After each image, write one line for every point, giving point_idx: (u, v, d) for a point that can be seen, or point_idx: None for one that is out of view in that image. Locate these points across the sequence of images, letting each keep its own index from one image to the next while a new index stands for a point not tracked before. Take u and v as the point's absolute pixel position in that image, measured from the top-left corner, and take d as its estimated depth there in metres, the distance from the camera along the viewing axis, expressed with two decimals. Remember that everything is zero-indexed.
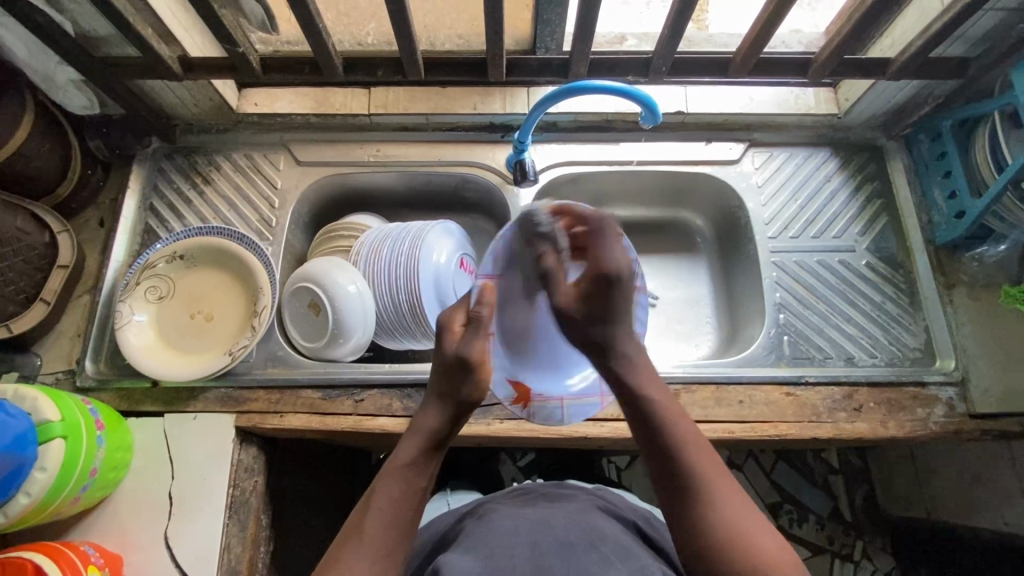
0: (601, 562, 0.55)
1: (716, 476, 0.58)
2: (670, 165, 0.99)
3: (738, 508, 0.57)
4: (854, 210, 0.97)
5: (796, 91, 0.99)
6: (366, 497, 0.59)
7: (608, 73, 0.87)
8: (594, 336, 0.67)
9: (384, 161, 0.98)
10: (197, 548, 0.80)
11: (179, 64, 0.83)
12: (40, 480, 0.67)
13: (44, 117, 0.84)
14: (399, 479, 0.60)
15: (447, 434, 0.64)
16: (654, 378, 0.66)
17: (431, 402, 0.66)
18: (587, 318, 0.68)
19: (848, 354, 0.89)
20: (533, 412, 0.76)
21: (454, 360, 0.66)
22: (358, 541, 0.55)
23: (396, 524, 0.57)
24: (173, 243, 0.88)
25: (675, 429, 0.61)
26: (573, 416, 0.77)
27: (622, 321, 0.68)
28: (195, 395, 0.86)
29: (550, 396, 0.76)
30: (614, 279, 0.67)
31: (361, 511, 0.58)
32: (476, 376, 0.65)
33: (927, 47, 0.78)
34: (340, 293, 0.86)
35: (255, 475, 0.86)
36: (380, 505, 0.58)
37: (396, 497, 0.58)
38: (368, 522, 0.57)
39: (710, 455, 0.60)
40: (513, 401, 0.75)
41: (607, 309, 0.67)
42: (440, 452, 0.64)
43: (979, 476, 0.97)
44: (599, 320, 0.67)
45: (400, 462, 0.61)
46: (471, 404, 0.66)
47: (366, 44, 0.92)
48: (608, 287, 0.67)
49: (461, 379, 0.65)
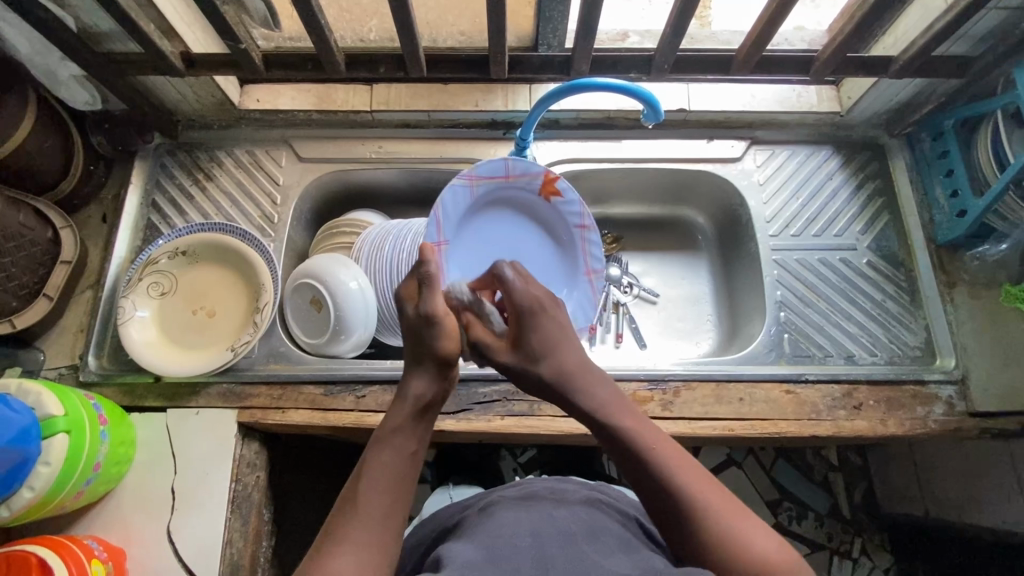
0: (604, 551, 0.56)
1: (701, 491, 0.55)
2: (673, 163, 0.99)
3: (736, 515, 0.53)
4: (856, 208, 0.97)
5: (798, 89, 0.98)
6: (358, 468, 0.58)
7: (611, 70, 0.87)
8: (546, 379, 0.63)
9: (386, 158, 0.98)
10: (199, 544, 0.80)
11: (181, 60, 0.82)
12: (44, 475, 0.67)
13: (46, 113, 0.84)
14: (389, 447, 0.59)
15: (433, 395, 0.62)
16: (621, 404, 0.61)
17: (413, 370, 0.64)
18: (527, 357, 0.63)
19: (849, 352, 0.90)
20: None
21: (418, 317, 0.64)
22: (351, 511, 0.54)
23: (389, 491, 0.56)
24: (174, 239, 0.89)
25: (658, 461, 0.56)
26: None
27: (559, 349, 0.63)
28: (197, 390, 0.86)
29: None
30: (534, 309, 0.64)
31: (351, 485, 0.56)
32: (445, 329, 0.63)
33: (929, 46, 0.78)
34: (342, 290, 0.86)
35: (258, 469, 0.88)
36: (373, 475, 0.56)
37: (387, 466, 0.57)
38: (362, 493, 0.55)
39: (688, 465, 0.56)
40: None
41: (540, 344, 0.63)
42: (429, 419, 0.62)
43: (980, 472, 0.98)
44: (532, 359, 0.63)
45: (387, 433, 0.60)
46: (452, 357, 0.64)
47: (368, 40, 0.92)
48: (536, 319, 0.64)
49: (431, 336, 0.63)
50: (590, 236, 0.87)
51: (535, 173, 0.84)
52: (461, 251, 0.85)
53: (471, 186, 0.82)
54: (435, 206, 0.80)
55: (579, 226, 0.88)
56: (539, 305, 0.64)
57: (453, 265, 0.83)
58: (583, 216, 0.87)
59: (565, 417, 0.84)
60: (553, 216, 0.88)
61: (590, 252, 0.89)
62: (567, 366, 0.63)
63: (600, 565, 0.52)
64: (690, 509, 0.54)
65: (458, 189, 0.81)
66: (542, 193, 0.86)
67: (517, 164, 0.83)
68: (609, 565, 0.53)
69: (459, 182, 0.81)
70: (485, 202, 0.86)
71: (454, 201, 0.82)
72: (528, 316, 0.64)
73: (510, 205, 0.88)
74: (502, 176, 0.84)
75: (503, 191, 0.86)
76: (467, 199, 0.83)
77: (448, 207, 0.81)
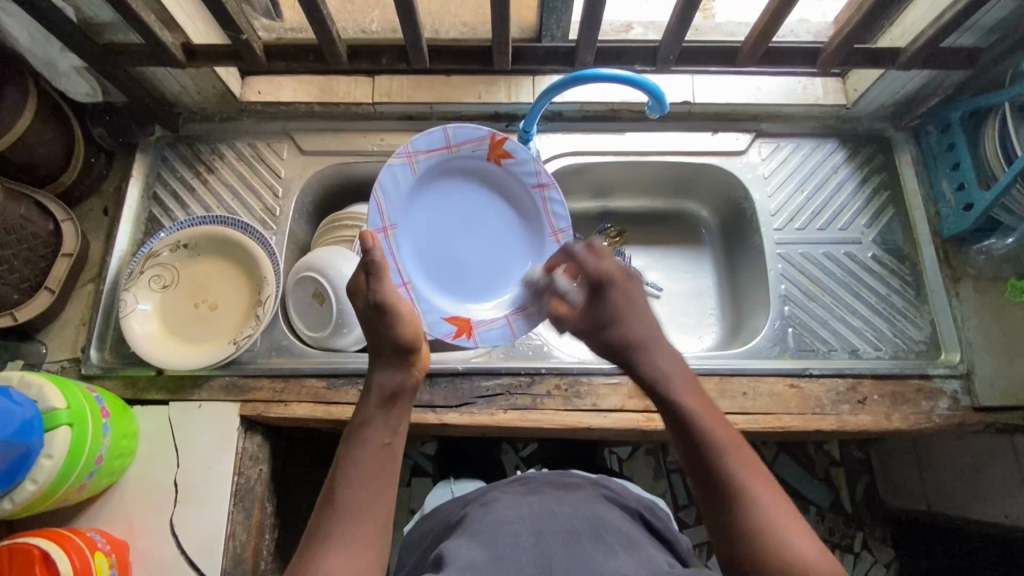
0: (607, 551, 0.55)
1: (754, 479, 0.56)
2: (677, 155, 0.98)
3: (781, 510, 0.55)
4: (861, 202, 0.96)
5: (804, 81, 0.97)
6: (334, 465, 0.59)
7: (615, 62, 0.86)
8: (612, 343, 0.68)
9: (388, 151, 0.98)
10: (202, 537, 0.81)
11: (182, 52, 0.82)
12: (47, 468, 0.67)
13: (46, 104, 0.84)
14: (360, 440, 0.60)
15: (397, 383, 0.63)
16: (692, 385, 0.64)
17: (376, 362, 0.65)
18: (596, 326, 0.69)
19: (853, 346, 0.89)
20: (480, 339, 0.83)
21: (372, 309, 0.65)
22: (329, 508, 0.55)
23: (366, 486, 0.56)
24: (176, 232, 0.88)
25: (720, 444, 0.58)
26: (522, 329, 0.84)
27: (625, 319, 0.68)
28: (199, 383, 0.86)
29: (493, 319, 0.84)
30: (605, 284, 0.69)
31: (329, 483, 0.57)
32: (398, 316, 0.64)
33: (937, 37, 0.78)
34: (344, 284, 0.86)
35: (260, 463, 0.88)
36: (347, 471, 0.57)
37: (360, 459, 0.58)
38: (339, 491, 0.56)
39: (746, 455, 0.58)
40: (456, 335, 0.82)
41: (606, 314, 0.69)
42: (400, 406, 0.63)
43: (983, 467, 0.97)
44: (601, 325, 0.69)
45: (358, 426, 0.61)
46: (409, 343, 0.65)
47: (370, 31, 0.91)
48: (604, 294, 0.69)
49: (386, 323, 0.64)
50: (551, 193, 0.85)
51: (477, 137, 0.82)
52: (416, 232, 0.83)
53: (411, 164, 0.80)
54: (374, 190, 0.78)
55: (537, 186, 0.85)
56: (612, 281, 0.69)
57: (408, 246, 0.82)
58: (539, 175, 0.85)
59: (568, 411, 0.84)
60: (508, 179, 0.86)
61: (554, 211, 0.87)
62: (633, 336, 0.68)
63: (602, 566, 0.52)
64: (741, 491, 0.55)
65: (397, 170, 0.79)
66: (491, 157, 0.84)
67: (456, 132, 0.81)
68: (612, 566, 0.52)
69: (397, 162, 0.79)
70: (433, 177, 0.84)
71: (396, 181, 0.80)
72: (598, 289, 0.70)
73: (461, 176, 0.85)
74: (443, 147, 0.82)
75: (449, 163, 0.84)
76: (410, 178, 0.81)
77: (390, 189, 0.79)
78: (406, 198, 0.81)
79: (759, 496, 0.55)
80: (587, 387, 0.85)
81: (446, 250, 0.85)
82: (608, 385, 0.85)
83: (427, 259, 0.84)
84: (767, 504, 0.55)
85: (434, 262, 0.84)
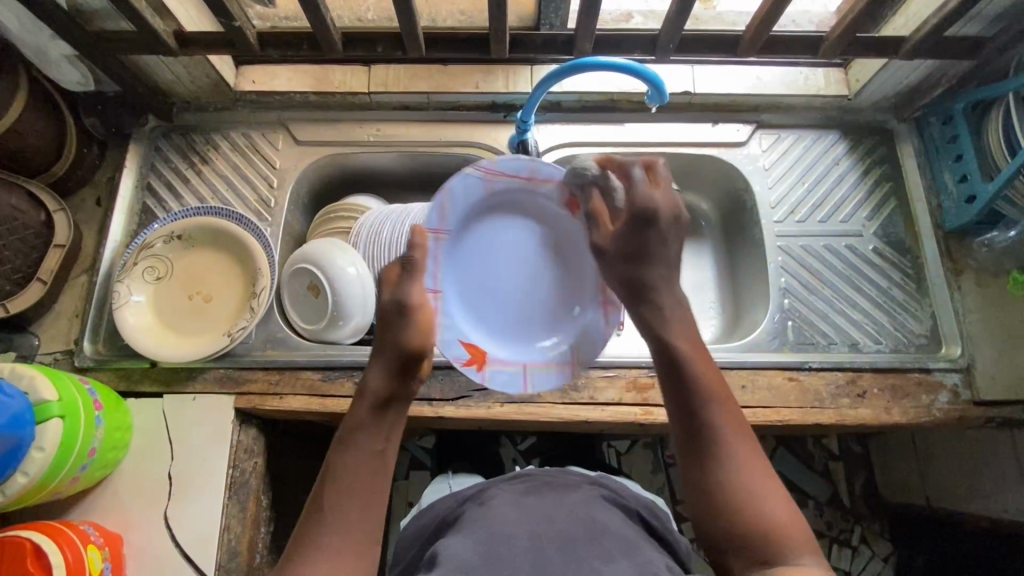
0: (604, 556, 0.54)
1: (736, 437, 0.57)
2: (677, 147, 0.97)
3: (759, 472, 0.55)
4: (862, 194, 0.95)
5: (805, 72, 0.96)
6: (323, 470, 0.58)
7: (615, 51, 0.85)
8: (629, 276, 0.67)
9: (384, 142, 0.97)
10: (195, 531, 0.80)
11: (174, 39, 0.81)
12: (38, 460, 0.66)
13: (37, 93, 0.83)
14: (350, 444, 0.58)
15: (394, 389, 0.61)
16: (689, 332, 0.63)
17: (374, 363, 0.63)
18: (624, 256, 0.68)
19: (853, 339, 0.88)
20: (488, 376, 0.77)
21: (391, 308, 0.64)
22: (316, 516, 0.54)
23: (355, 493, 0.55)
24: (169, 224, 0.88)
25: (709, 399, 0.58)
26: (532, 385, 0.78)
27: (658, 261, 0.67)
28: (194, 375, 0.86)
29: (511, 363, 0.78)
30: (649, 219, 0.66)
31: (317, 488, 0.56)
32: (413, 321, 0.63)
33: (941, 26, 0.76)
34: (340, 276, 0.85)
35: (255, 456, 0.87)
36: (337, 475, 0.56)
37: (349, 465, 0.57)
38: (327, 496, 0.55)
39: (733, 413, 0.58)
40: (466, 363, 0.76)
41: (640, 247, 0.67)
42: (395, 410, 0.61)
43: (983, 461, 0.97)
44: (635, 255, 0.67)
45: (349, 430, 0.59)
46: (416, 349, 0.62)
47: (365, 20, 0.90)
48: (644, 229, 0.66)
49: (398, 326, 0.63)
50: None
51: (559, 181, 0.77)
52: (462, 250, 0.77)
53: (487, 180, 0.75)
54: (441, 189, 0.72)
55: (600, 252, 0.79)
56: (658, 215, 0.66)
57: (450, 261, 0.76)
58: None
59: (566, 404, 0.83)
60: (573, 231, 0.79)
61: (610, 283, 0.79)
62: (651, 277, 0.66)
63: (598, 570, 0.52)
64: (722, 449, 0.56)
65: (472, 179, 0.74)
66: (565, 204, 0.78)
67: (543, 168, 0.76)
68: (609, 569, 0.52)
69: (474, 171, 0.74)
70: (499, 201, 0.78)
71: (465, 193, 0.74)
72: (640, 220, 0.66)
73: (528, 212, 0.79)
74: (524, 177, 0.76)
75: (521, 193, 0.78)
76: (479, 194, 0.75)
77: (457, 195, 0.74)
78: (467, 211, 0.76)
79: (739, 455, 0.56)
80: (585, 380, 0.84)
81: (484, 276, 0.79)
82: (606, 378, 0.84)
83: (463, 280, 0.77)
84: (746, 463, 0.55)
85: (471, 283, 0.78)
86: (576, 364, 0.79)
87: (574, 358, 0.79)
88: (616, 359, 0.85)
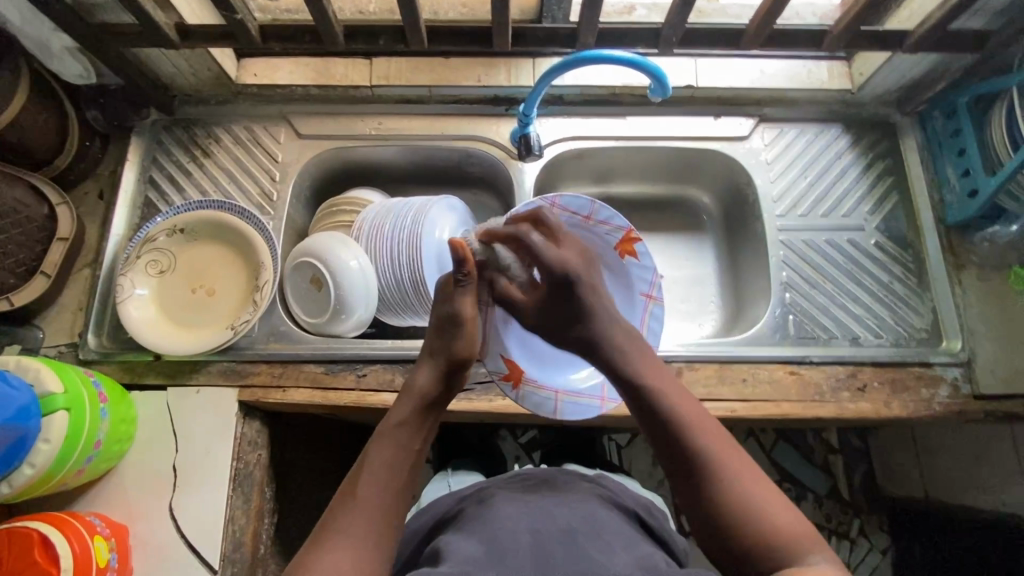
0: (605, 548, 0.55)
1: (721, 451, 0.58)
2: (679, 141, 0.97)
3: (752, 482, 0.56)
4: (865, 188, 0.95)
5: (809, 65, 0.96)
6: (359, 462, 0.58)
7: (617, 43, 0.85)
8: (580, 339, 0.67)
9: (385, 135, 0.97)
10: (201, 521, 0.81)
11: (176, 32, 0.80)
12: (45, 452, 0.67)
13: (38, 86, 0.83)
14: (391, 442, 0.59)
15: (439, 394, 0.64)
16: (650, 361, 0.65)
17: (423, 367, 0.65)
18: (562, 323, 0.68)
19: (855, 334, 0.89)
20: (523, 395, 0.77)
21: (445, 317, 0.65)
22: (351, 506, 0.55)
23: (389, 487, 0.56)
24: (172, 217, 0.87)
25: (683, 424, 0.59)
26: (563, 412, 0.77)
27: (591, 316, 0.67)
28: (198, 368, 0.86)
29: (546, 387, 0.78)
30: (564, 279, 0.66)
31: (352, 478, 0.57)
32: (466, 332, 0.65)
33: (946, 19, 0.76)
34: (342, 269, 0.85)
35: (259, 448, 0.88)
36: (374, 469, 0.57)
37: (390, 460, 0.58)
38: (362, 488, 0.56)
39: (713, 430, 0.59)
40: (505, 378, 0.76)
41: (569, 311, 0.67)
42: (433, 415, 0.63)
43: (982, 455, 0.97)
44: (578, 320, 0.67)
45: (392, 426, 0.61)
46: (464, 360, 0.65)
47: (367, 12, 0.89)
48: (564, 288, 0.67)
49: (452, 336, 0.65)
50: (655, 308, 0.78)
51: (618, 225, 0.75)
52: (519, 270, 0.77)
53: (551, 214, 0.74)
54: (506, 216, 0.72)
55: (645, 294, 0.78)
56: (572, 271, 0.66)
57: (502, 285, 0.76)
58: (653, 284, 0.77)
59: None
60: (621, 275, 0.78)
61: (649, 325, 0.79)
62: (597, 331, 0.66)
63: (600, 564, 0.52)
64: (709, 466, 0.57)
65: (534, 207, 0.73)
66: (618, 249, 0.77)
67: (601, 210, 0.74)
68: (609, 563, 0.52)
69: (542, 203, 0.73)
70: None
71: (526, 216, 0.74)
72: (561, 284, 0.67)
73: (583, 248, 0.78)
74: (583, 217, 0.75)
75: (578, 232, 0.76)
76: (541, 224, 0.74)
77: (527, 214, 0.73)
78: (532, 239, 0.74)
79: (728, 469, 0.57)
80: None
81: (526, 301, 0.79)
82: None
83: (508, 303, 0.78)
84: (738, 477, 0.56)
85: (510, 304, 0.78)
86: (605, 400, 0.78)
87: (604, 394, 0.79)
88: None
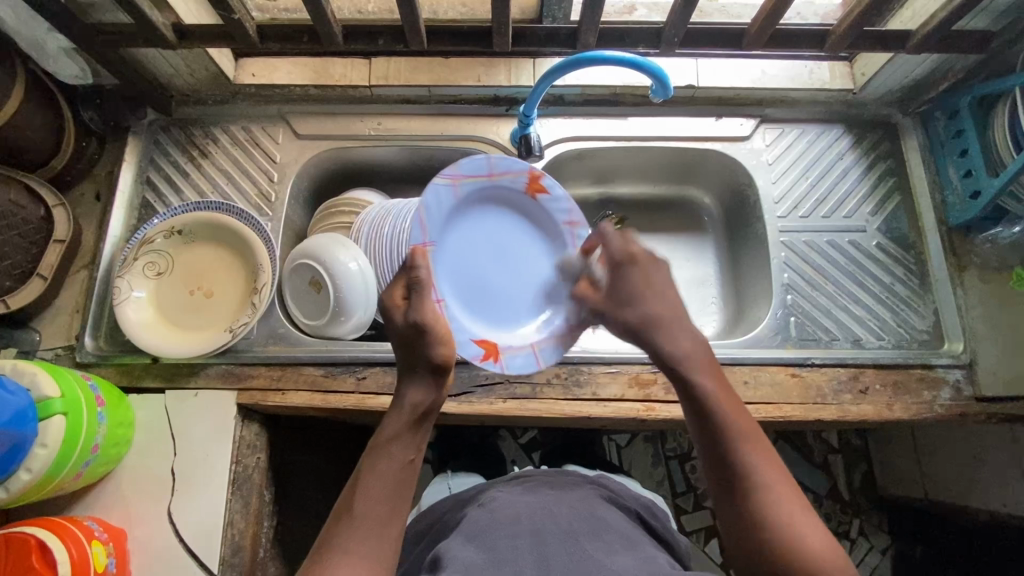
0: (606, 548, 0.55)
1: (768, 473, 0.56)
2: (681, 141, 0.96)
3: (796, 510, 0.55)
4: (867, 189, 0.95)
5: (810, 65, 0.95)
6: (354, 479, 0.58)
7: (618, 43, 0.84)
8: (627, 323, 0.69)
9: (385, 135, 0.96)
10: (200, 525, 0.80)
11: (173, 31, 0.79)
12: (42, 456, 0.66)
13: (33, 86, 0.82)
14: (384, 456, 0.59)
15: (428, 403, 0.62)
16: (709, 366, 0.63)
17: (407, 378, 0.64)
18: (616, 302, 0.70)
19: (856, 336, 0.88)
20: (506, 364, 0.78)
21: (409, 328, 0.63)
22: (347, 522, 0.54)
23: (385, 500, 0.56)
24: (169, 218, 0.86)
25: (734, 438, 0.58)
26: (548, 360, 0.79)
27: (645, 295, 0.68)
28: (196, 371, 0.86)
29: (519, 346, 0.80)
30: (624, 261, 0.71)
31: (348, 494, 0.57)
32: (438, 337, 0.63)
33: (949, 20, 0.75)
34: (341, 271, 0.84)
35: (257, 451, 0.87)
36: (368, 485, 0.57)
37: (384, 473, 0.57)
38: (357, 505, 0.55)
39: (762, 448, 0.58)
40: (483, 359, 0.77)
41: (624, 292, 0.70)
42: (426, 424, 0.62)
43: (982, 455, 0.97)
44: (630, 301, 0.69)
45: (384, 440, 0.60)
46: (445, 365, 0.64)
47: (366, 12, 0.88)
48: (625, 268, 0.71)
49: (422, 344, 0.63)
50: (581, 232, 0.83)
51: (517, 169, 0.79)
52: (449, 248, 0.78)
53: (454, 186, 0.75)
54: (416, 208, 0.73)
55: (567, 223, 0.83)
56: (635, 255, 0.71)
57: (443, 264, 0.77)
58: (571, 211, 0.82)
59: (569, 401, 0.84)
60: (539, 213, 0.82)
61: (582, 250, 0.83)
62: (653, 317, 0.67)
63: (601, 562, 0.52)
64: (756, 487, 0.56)
65: (439, 189, 0.74)
66: (527, 190, 0.81)
67: (499, 161, 0.77)
68: (610, 561, 0.52)
69: (441, 181, 0.74)
70: (472, 203, 0.79)
71: (436, 205, 0.74)
72: (621, 269, 0.71)
73: (498, 203, 0.81)
74: (486, 175, 0.77)
75: (487, 191, 0.79)
76: (451, 201, 0.76)
77: (433, 206, 0.74)
78: (445, 223, 0.76)
79: (773, 493, 0.55)
80: (586, 376, 0.85)
81: (486, 267, 0.81)
82: (608, 374, 0.85)
83: (461, 274, 0.79)
84: (782, 503, 0.55)
85: (464, 275, 0.79)
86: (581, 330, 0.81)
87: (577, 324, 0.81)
88: (619, 355, 0.86)
